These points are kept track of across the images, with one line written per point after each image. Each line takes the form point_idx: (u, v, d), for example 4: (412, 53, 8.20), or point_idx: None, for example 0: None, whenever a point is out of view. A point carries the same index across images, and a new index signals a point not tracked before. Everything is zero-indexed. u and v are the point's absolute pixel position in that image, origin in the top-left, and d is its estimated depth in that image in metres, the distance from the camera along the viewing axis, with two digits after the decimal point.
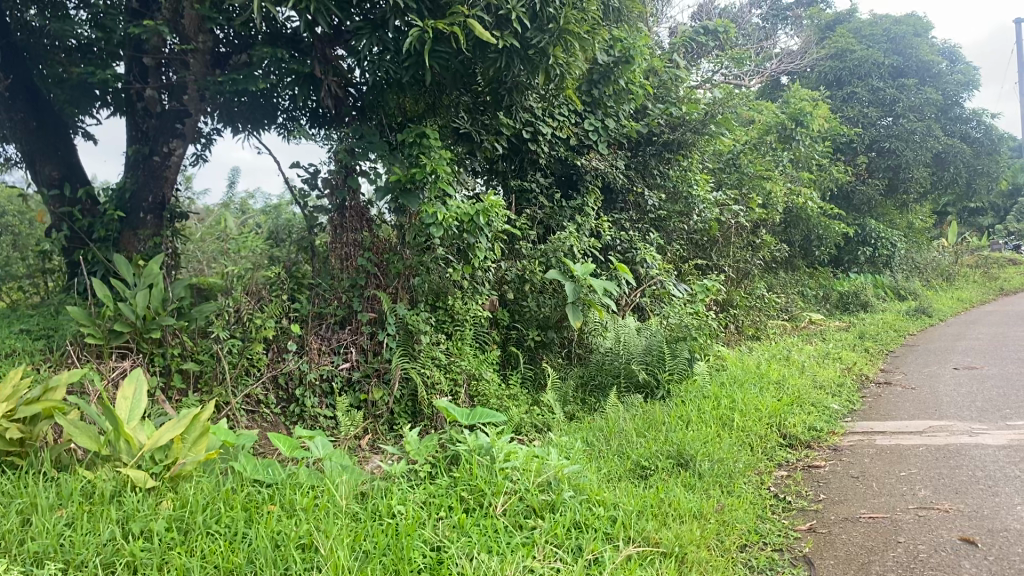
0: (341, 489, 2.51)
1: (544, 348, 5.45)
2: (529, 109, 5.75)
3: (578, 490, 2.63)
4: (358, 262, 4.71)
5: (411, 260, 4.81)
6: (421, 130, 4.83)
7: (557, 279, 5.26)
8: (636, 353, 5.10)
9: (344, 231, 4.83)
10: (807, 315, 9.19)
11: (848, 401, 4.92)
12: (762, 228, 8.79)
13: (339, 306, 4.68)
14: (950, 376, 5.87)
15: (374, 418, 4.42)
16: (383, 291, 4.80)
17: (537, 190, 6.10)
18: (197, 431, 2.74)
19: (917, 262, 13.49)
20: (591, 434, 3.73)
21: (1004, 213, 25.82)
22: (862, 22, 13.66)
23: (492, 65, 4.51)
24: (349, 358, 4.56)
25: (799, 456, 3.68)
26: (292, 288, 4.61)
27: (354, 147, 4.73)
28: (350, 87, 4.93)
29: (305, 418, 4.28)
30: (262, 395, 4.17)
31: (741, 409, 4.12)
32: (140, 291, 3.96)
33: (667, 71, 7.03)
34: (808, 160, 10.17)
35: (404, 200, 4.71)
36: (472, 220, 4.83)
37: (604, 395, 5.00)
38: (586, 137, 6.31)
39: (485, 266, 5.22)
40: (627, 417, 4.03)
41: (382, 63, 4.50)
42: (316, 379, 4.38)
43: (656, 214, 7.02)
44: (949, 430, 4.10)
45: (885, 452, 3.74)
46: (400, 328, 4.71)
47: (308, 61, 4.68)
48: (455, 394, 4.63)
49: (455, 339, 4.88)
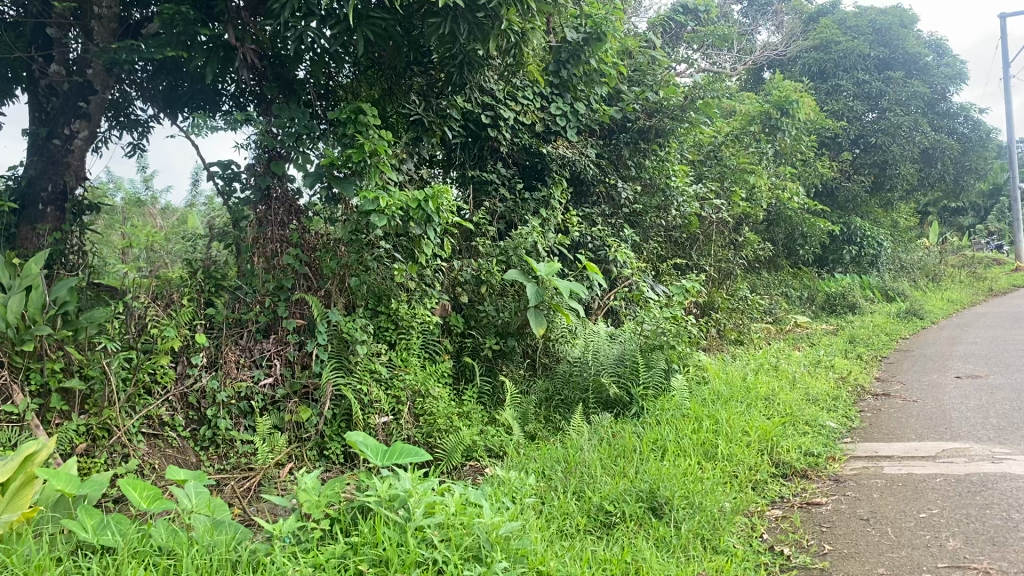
0: (197, 562, 1.90)
1: (504, 358, 4.81)
2: (489, 91, 5.24)
3: (516, 558, 2.05)
4: (284, 261, 4.07)
5: (348, 260, 4.18)
6: (358, 106, 4.13)
7: (518, 280, 4.64)
8: (607, 365, 4.51)
9: (269, 224, 4.16)
10: (792, 317, 8.64)
11: (846, 418, 4.35)
12: (746, 224, 8.22)
13: (261, 311, 4.02)
14: (953, 387, 5.31)
15: (300, 442, 3.84)
16: (315, 294, 4.17)
17: (498, 181, 5.45)
18: (19, 482, 2.08)
19: (903, 262, 13.01)
20: (548, 469, 3.10)
21: (986, 212, 25.38)
22: (846, 14, 13.18)
23: (436, 30, 3.87)
24: (273, 373, 3.94)
25: (795, 491, 3.08)
26: (209, 293, 3.97)
27: (277, 128, 4.10)
28: (274, 58, 4.15)
29: (218, 443, 3.69)
30: (166, 417, 3.59)
31: (724, 433, 3.50)
32: (13, 295, 3.23)
33: (643, 53, 6.44)
34: (791, 154, 9.64)
35: (339, 188, 4.09)
36: (419, 208, 4.10)
37: (571, 412, 4.40)
38: (553, 124, 5.74)
39: (435, 265, 4.62)
40: (594, 444, 3.42)
41: (307, 29, 3.80)
42: (231, 398, 3.78)
43: (630, 208, 6.40)
44: (968, 455, 3.52)
45: (896, 486, 3.15)
46: (333, 336, 4.11)
47: (221, 25, 3.94)
48: (398, 413, 4.04)
49: (399, 349, 4.30)
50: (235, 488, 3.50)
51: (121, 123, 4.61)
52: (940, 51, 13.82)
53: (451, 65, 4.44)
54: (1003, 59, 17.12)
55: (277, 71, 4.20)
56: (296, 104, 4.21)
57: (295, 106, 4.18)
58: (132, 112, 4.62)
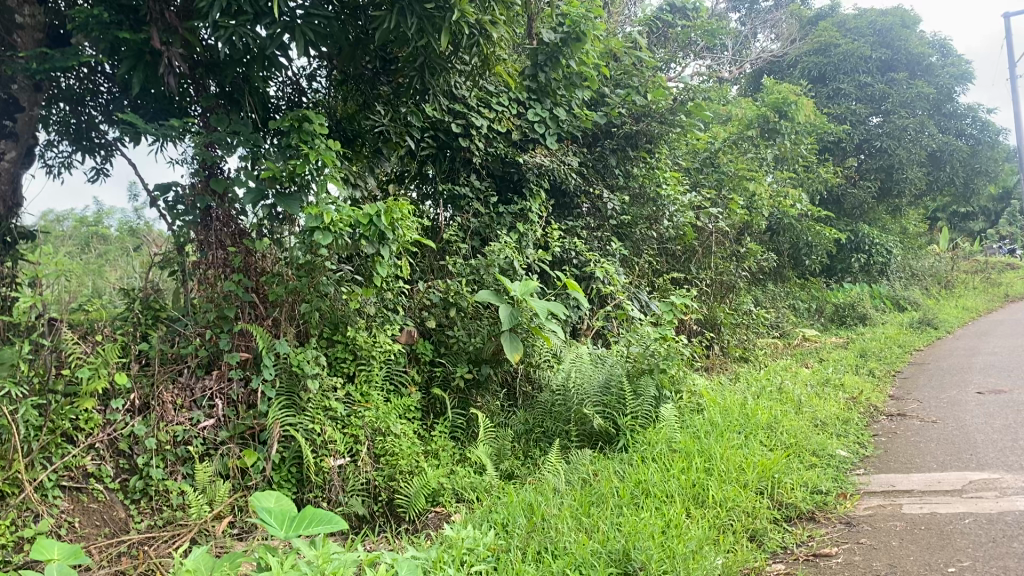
0: None
1: (479, 388, 4.37)
2: (460, 98, 4.86)
3: None
4: (224, 288, 3.67)
5: (295, 285, 3.77)
6: (303, 113, 3.75)
7: (491, 301, 4.22)
8: (591, 393, 4.08)
9: (211, 247, 3.79)
10: (800, 331, 8.18)
11: (858, 445, 3.90)
12: (746, 233, 7.79)
13: (202, 345, 3.64)
14: (975, 404, 4.86)
15: (243, 492, 3.45)
16: (261, 324, 3.78)
17: (472, 196, 5.07)
18: None
19: (914, 270, 12.55)
20: (509, 524, 2.67)
21: (996, 216, 24.92)
22: (845, 16, 12.82)
23: (382, 25, 3.50)
24: (215, 414, 3.55)
25: (798, 539, 2.64)
26: (146, 326, 3.58)
27: (216, 143, 3.73)
28: (212, 65, 3.78)
29: (151, 496, 3.29)
30: (92, 467, 3.18)
31: (717, 472, 3.05)
32: None
33: (627, 54, 6.09)
34: (792, 160, 9.21)
35: (283, 205, 3.69)
36: (372, 224, 3.71)
37: (551, 446, 3.97)
38: (531, 131, 5.35)
39: (398, 288, 4.22)
40: (568, 489, 2.99)
41: (239, 31, 3.41)
42: (165, 444, 3.37)
43: (619, 220, 5.98)
44: (1001, 489, 3.06)
45: (917, 530, 2.71)
46: (281, 370, 3.70)
47: (145, 28, 3.48)
48: (355, 455, 3.63)
49: (358, 382, 3.90)
50: (164, 550, 3.12)
51: (86, 146, 4.01)
52: (945, 51, 13.35)
53: (410, 68, 4.06)
54: (1009, 59, 16.67)
55: (217, 79, 3.84)
56: (237, 116, 3.86)
57: (236, 117, 3.83)
58: (96, 134, 4.00)
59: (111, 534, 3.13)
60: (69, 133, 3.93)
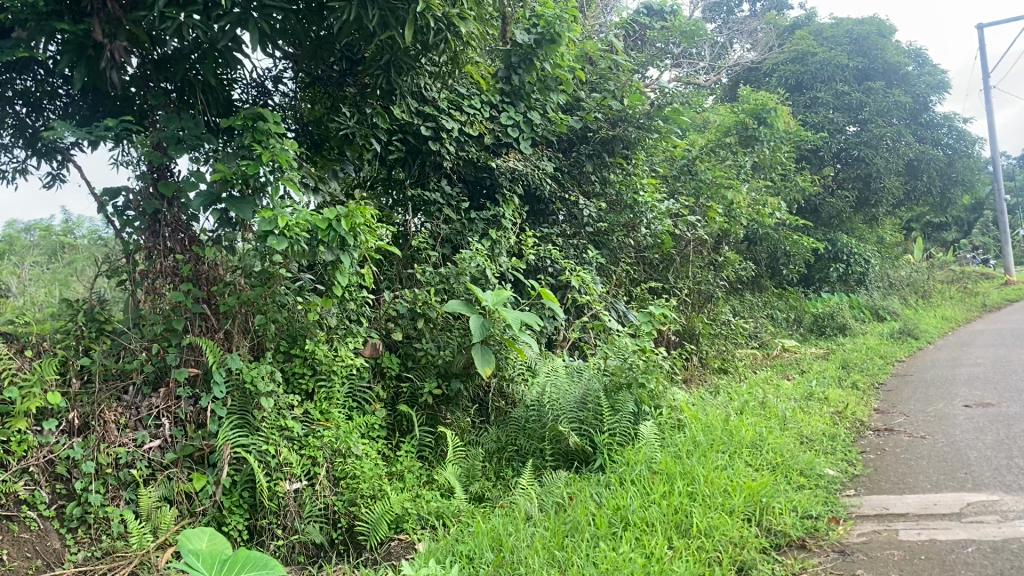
0: None
1: (448, 404, 4.14)
2: (429, 100, 4.64)
3: None
4: (172, 298, 3.41)
5: (249, 295, 3.53)
6: (257, 111, 3.53)
7: (462, 312, 3.99)
8: (567, 409, 3.86)
9: (160, 254, 3.54)
10: (780, 342, 8.01)
11: (847, 463, 3.71)
12: (725, 241, 7.62)
13: (148, 360, 3.38)
14: (965, 418, 4.68)
15: (190, 519, 3.18)
16: (212, 337, 3.52)
17: (442, 201, 4.85)
18: None
19: (891, 280, 12.46)
20: (476, 558, 2.44)
21: (969, 227, 25.00)
22: (822, 24, 12.76)
23: (340, 17, 3.30)
24: (161, 435, 3.28)
25: (790, 571, 2.43)
26: (89, 340, 3.33)
27: (164, 142, 3.48)
28: (160, 61, 3.54)
29: (90, 524, 3.01)
30: (24, 493, 2.88)
31: (701, 497, 2.84)
32: None
33: (604, 57, 5.91)
34: (771, 168, 9.06)
35: (234, 210, 3.46)
36: (331, 230, 3.48)
37: (523, 467, 3.74)
38: (504, 135, 5.14)
39: (362, 298, 3.99)
40: (540, 517, 2.76)
41: (188, 23, 3.19)
42: (106, 467, 3.09)
43: (595, 227, 5.77)
44: (1003, 513, 2.87)
45: (918, 560, 2.50)
46: (234, 387, 3.45)
47: (87, 19, 3.24)
48: (313, 477, 3.40)
49: (317, 400, 3.66)
50: None
51: (40, 151, 3.63)
52: (921, 61, 13.31)
53: (375, 65, 3.84)
54: (982, 69, 16.70)
55: (167, 77, 3.60)
56: (188, 115, 3.61)
57: (188, 116, 3.58)
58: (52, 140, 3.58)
59: (43, 567, 2.83)
60: (25, 137, 3.60)
